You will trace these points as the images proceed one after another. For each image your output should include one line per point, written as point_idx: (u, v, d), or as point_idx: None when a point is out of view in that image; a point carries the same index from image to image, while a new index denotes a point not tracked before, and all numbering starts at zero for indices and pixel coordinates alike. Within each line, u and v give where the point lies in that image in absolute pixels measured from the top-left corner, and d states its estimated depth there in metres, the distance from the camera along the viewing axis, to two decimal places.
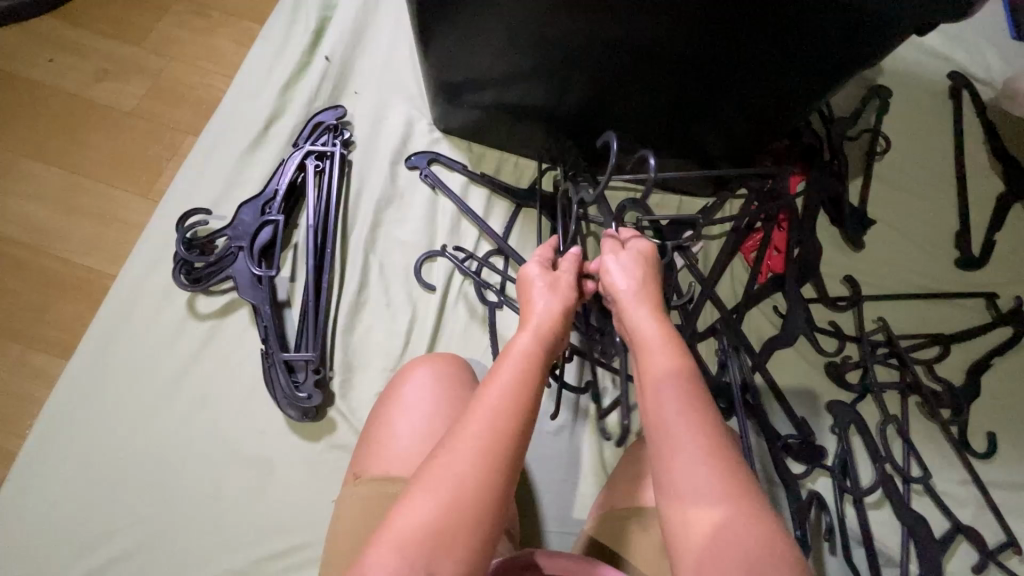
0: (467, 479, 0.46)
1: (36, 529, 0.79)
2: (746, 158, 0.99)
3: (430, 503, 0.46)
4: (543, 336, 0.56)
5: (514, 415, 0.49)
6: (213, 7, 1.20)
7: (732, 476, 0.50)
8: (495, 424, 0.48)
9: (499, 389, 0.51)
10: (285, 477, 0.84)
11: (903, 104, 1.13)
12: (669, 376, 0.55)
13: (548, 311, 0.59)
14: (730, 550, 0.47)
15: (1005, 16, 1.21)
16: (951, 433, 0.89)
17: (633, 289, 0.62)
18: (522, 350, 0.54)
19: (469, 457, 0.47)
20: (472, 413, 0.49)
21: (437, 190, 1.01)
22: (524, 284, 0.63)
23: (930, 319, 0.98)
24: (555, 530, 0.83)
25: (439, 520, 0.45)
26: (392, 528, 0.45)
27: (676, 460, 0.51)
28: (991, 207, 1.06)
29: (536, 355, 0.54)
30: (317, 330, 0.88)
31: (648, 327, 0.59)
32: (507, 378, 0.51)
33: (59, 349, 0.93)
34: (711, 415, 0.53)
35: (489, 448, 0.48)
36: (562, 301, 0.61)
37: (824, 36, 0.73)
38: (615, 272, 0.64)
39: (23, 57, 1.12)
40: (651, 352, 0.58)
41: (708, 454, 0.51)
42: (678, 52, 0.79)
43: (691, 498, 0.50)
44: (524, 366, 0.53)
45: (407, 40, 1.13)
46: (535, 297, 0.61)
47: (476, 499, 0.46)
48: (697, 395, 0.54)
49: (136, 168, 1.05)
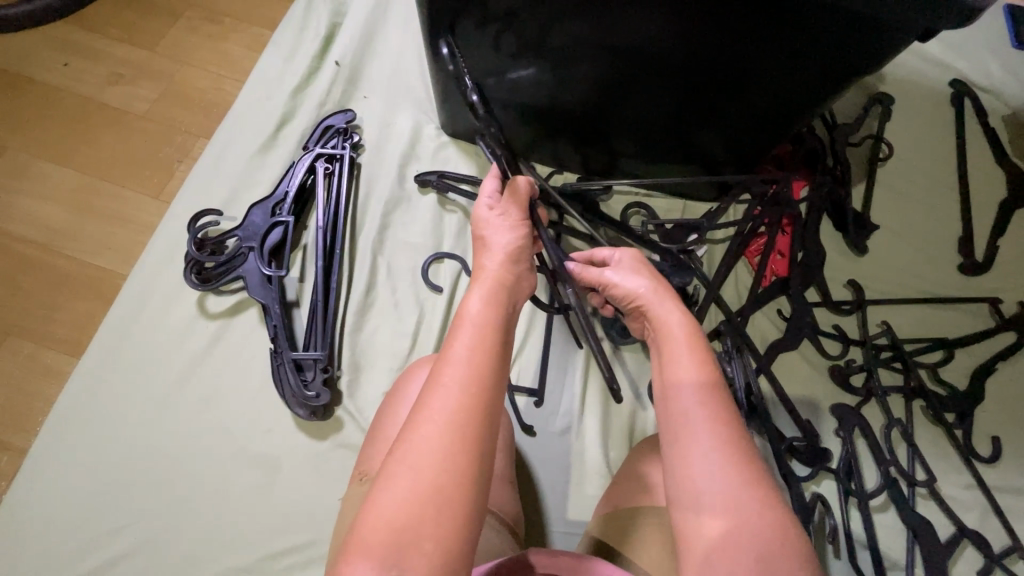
0: (430, 467, 0.45)
1: (43, 525, 0.80)
2: (752, 165, 1.01)
3: (397, 496, 0.45)
4: (493, 297, 0.57)
5: (475, 396, 0.49)
6: (225, 14, 1.23)
7: (744, 478, 0.51)
8: (452, 407, 0.48)
9: (454, 369, 0.50)
10: (292, 474, 0.84)
11: (905, 111, 1.15)
12: (691, 385, 0.55)
13: (497, 264, 0.61)
14: (742, 545, 0.48)
15: (1006, 25, 1.22)
16: (956, 438, 0.90)
17: (653, 286, 0.63)
18: (474, 317, 0.54)
19: (431, 444, 0.46)
20: (429, 398, 0.48)
21: (444, 198, 1.02)
22: (476, 225, 0.67)
23: (934, 323, 0.98)
24: (560, 530, 0.83)
25: (409, 511, 0.44)
26: (364, 526, 0.44)
27: (692, 466, 0.52)
28: (993, 213, 1.07)
29: (490, 321, 0.54)
30: (326, 330, 0.89)
31: (672, 325, 0.60)
32: (463, 355, 0.51)
33: (69, 347, 0.94)
34: (725, 407, 0.54)
35: (450, 432, 0.47)
36: (510, 246, 0.63)
37: (827, 38, 0.74)
38: (621, 276, 0.65)
39: (39, 61, 1.15)
40: (676, 359, 0.57)
41: (719, 446, 0.52)
42: (685, 57, 0.79)
43: (703, 502, 0.50)
44: (479, 338, 0.52)
45: (416, 45, 1.14)
46: (489, 252, 0.63)
47: (441, 489, 0.45)
48: (715, 392, 0.55)
49: (148, 169, 1.07)
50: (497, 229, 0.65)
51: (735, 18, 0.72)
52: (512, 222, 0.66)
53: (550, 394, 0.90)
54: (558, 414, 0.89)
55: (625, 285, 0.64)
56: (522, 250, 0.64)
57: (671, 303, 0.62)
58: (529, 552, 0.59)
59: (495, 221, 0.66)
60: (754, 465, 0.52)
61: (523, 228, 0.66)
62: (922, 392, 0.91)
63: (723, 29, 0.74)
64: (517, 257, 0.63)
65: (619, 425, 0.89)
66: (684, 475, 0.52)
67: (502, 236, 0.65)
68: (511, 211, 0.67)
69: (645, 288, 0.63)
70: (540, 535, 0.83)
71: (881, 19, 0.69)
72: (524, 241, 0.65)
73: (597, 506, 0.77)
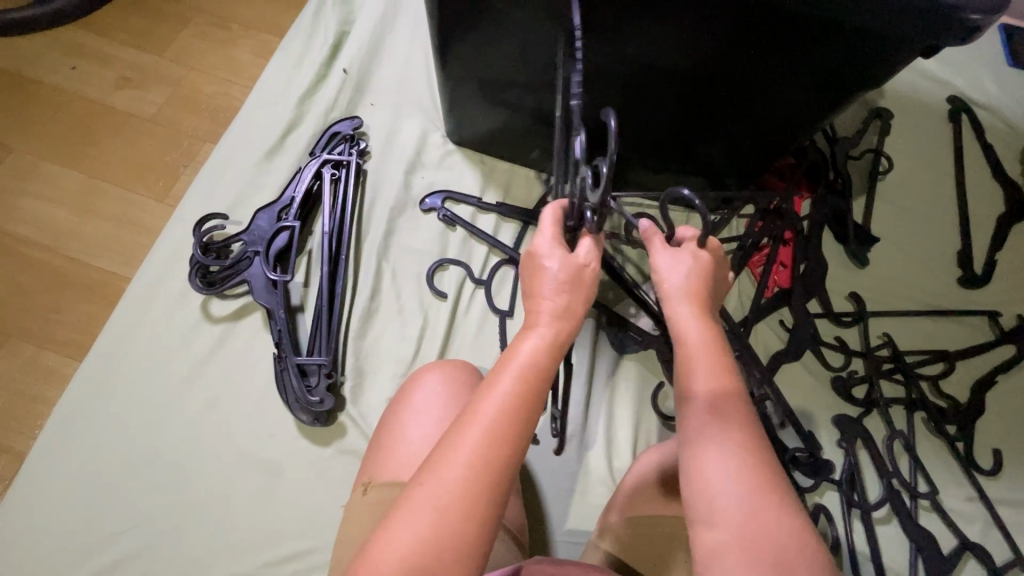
0: (449, 504, 0.44)
1: (42, 530, 0.79)
2: (754, 176, 1.02)
3: (414, 528, 0.44)
4: (551, 347, 0.51)
5: (504, 438, 0.46)
6: (232, 20, 1.23)
7: (760, 490, 0.50)
8: (479, 448, 0.46)
9: (485, 409, 0.47)
10: (295, 481, 0.84)
11: (904, 126, 1.16)
12: (713, 397, 0.52)
13: (557, 307, 0.53)
14: (758, 553, 0.47)
15: (1001, 43, 1.25)
16: (956, 450, 0.90)
17: (683, 272, 0.58)
18: (522, 360, 0.50)
19: (455, 479, 0.45)
20: (455, 437, 0.46)
21: (452, 226, 1.01)
22: (532, 255, 0.57)
23: (934, 335, 0.99)
24: (562, 539, 0.83)
25: (430, 539, 0.44)
26: (378, 547, 0.44)
27: (709, 483, 0.50)
28: (991, 227, 1.08)
29: (540, 366, 0.50)
30: (330, 335, 0.88)
31: (694, 329, 0.55)
32: (499, 392, 0.48)
33: (70, 349, 0.94)
34: (741, 416, 0.52)
35: (470, 472, 0.45)
36: (569, 282, 0.55)
37: (828, 55, 0.75)
38: (671, 257, 0.59)
39: (47, 64, 1.15)
40: (696, 371, 0.54)
41: (735, 455, 0.51)
42: (684, 70, 0.81)
43: (720, 517, 0.49)
44: (519, 381, 0.48)
45: (422, 54, 1.15)
46: (545, 285, 0.55)
47: (456, 528, 0.44)
48: (732, 401, 0.52)
49: (154, 173, 1.07)
50: (553, 260, 0.56)
51: (746, 16, 0.71)
52: (573, 265, 0.56)
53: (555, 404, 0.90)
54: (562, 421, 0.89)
55: (662, 266, 0.59)
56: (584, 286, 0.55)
57: (695, 301, 0.57)
58: (528, 561, 0.60)
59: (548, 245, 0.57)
60: (774, 474, 0.51)
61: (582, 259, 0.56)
62: (923, 404, 0.92)
63: (743, 38, 0.74)
64: (576, 293, 0.55)
65: (624, 434, 0.89)
66: (699, 489, 0.51)
67: (560, 268, 0.55)
68: (579, 257, 0.56)
69: (681, 272, 0.58)
70: (541, 543, 0.83)
71: (894, 32, 0.68)
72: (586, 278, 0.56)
73: (601, 514, 0.78)
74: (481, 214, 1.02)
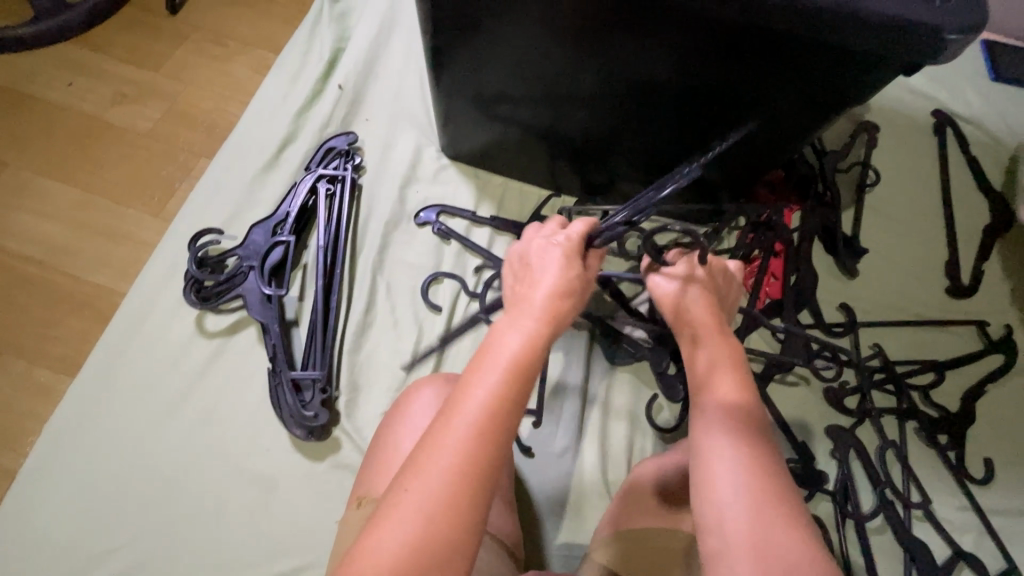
0: (436, 502, 0.45)
1: (32, 549, 0.78)
2: (745, 189, 1.04)
3: (403, 526, 0.44)
4: (532, 342, 0.51)
5: (488, 435, 0.46)
6: (229, 36, 1.25)
7: (765, 499, 0.50)
8: (466, 444, 0.46)
9: (470, 405, 0.47)
10: (290, 496, 0.83)
11: (890, 139, 1.19)
12: (724, 408, 0.55)
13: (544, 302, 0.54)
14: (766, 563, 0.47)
15: (982, 58, 1.27)
16: (948, 460, 0.91)
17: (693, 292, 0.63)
18: (506, 354, 0.50)
19: (439, 478, 0.45)
20: (440, 432, 0.46)
21: (447, 239, 1.02)
22: (534, 252, 0.60)
23: (924, 345, 1.00)
24: (558, 553, 0.83)
25: (417, 537, 0.44)
26: (366, 550, 0.44)
27: (716, 490, 0.52)
28: (977, 238, 1.10)
29: (526, 361, 0.50)
30: (325, 349, 0.89)
31: (709, 347, 0.59)
32: (483, 387, 0.48)
33: (62, 365, 0.93)
34: (749, 427, 0.54)
35: (458, 470, 0.45)
36: (562, 282, 0.56)
37: (811, 74, 0.77)
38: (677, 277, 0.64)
39: (44, 80, 1.16)
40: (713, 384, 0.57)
41: (741, 463, 0.52)
42: (671, 87, 0.83)
43: (726, 523, 0.50)
44: (503, 378, 0.48)
45: (417, 70, 1.17)
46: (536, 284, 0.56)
47: (440, 526, 0.44)
48: (741, 412, 0.55)
49: (150, 188, 1.08)
50: (547, 259, 0.58)
51: (730, 34, 0.73)
52: (568, 268, 0.57)
53: (550, 417, 0.90)
54: (557, 434, 0.89)
55: (663, 285, 0.64)
56: (572, 287, 0.57)
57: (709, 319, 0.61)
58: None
59: (547, 244, 0.60)
60: (777, 476, 0.52)
61: (575, 262, 0.58)
62: (914, 414, 0.92)
63: (729, 55, 0.76)
64: (566, 294, 0.56)
65: (618, 446, 0.89)
66: (707, 494, 0.52)
67: (552, 267, 0.57)
68: (567, 262, 0.58)
69: (691, 292, 0.63)
70: (537, 556, 0.83)
71: (872, 53, 0.70)
72: (575, 282, 0.57)
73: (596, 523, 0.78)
74: (476, 228, 1.03)
